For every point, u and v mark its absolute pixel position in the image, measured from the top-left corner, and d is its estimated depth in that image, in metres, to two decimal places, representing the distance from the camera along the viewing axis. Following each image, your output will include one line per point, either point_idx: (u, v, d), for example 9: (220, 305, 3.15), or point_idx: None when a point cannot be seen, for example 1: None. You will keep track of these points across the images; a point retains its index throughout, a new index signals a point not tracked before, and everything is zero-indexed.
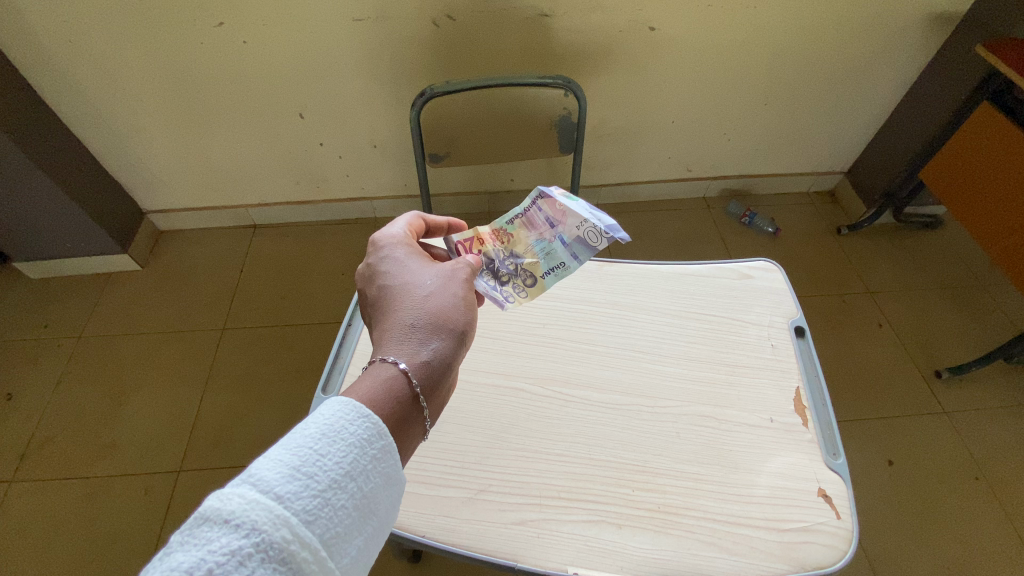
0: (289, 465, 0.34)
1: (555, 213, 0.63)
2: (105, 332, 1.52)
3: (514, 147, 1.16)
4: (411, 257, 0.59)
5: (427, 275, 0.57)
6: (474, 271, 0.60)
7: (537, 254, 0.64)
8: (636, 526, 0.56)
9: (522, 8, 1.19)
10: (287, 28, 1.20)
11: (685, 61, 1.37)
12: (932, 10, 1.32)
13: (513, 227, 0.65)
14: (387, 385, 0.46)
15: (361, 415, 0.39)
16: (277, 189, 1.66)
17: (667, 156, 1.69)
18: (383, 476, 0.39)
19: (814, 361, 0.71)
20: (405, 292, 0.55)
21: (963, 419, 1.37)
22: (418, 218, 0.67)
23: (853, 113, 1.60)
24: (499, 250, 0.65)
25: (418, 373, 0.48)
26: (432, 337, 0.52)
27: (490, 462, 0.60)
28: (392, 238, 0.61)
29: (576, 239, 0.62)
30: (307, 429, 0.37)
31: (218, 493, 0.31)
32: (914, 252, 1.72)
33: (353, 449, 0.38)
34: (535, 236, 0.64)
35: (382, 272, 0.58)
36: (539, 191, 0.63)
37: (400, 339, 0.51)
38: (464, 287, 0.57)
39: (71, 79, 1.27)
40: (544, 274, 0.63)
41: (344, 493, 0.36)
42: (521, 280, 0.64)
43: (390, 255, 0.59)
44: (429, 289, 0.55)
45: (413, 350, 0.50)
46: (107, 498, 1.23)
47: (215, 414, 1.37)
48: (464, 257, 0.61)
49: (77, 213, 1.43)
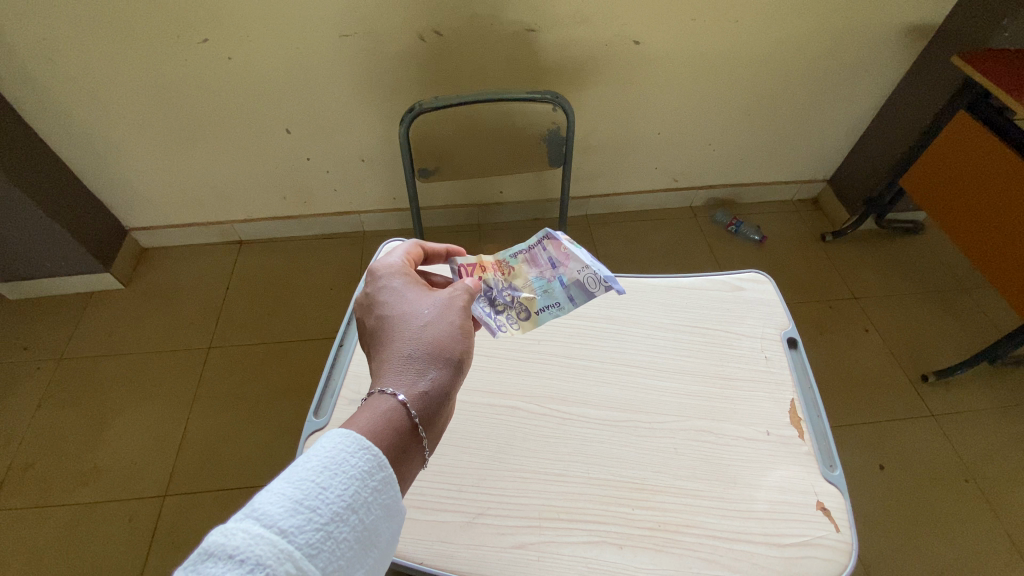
0: (291, 499, 0.33)
1: (558, 255, 0.64)
2: (87, 354, 1.48)
3: (503, 161, 1.16)
4: (409, 286, 0.58)
5: (425, 304, 0.56)
6: (473, 297, 0.59)
7: (534, 289, 0.64)
8: (637, 545, 0.55)
9: (508, 23, 1.20)
10: (273, 44, 1.19)
11: (670, 74, 1.39)
12: (908, 21, 1.35)
13: (516, 261, 0.65)
14: (387, 417, 0.45)
15: (361, 447, 0.38)
16: (264, 204, 1.64)
17: (653, 167, 1.71)
18: (384, 507, 0.38)
19: (808, 372, 0.71)
20: (403, 321, 0.54)
21: (950, 422, 1.39)
22: (417, 246, 0.66)
23: (836, 120, 1.63)
24: (499, 279, 0.65)
25: (416, 404, 0.47)
26: (429, 367, 0.51)
27: (487, 485, 0.59)
28: (389, 268, 0.60)
29: (575, 282, 0.63)
30: (308, 462, 0.36)
31: (221, 528, 0.30)
32: (897, 258, 1.75)
33: (354, 481, 0.36)
34: (535, 273, 0.65)
35: (379, 302, 0.57)
36: (547, 232, 0.64)
37: (397, 370, 0.50)
38: (462, 315, 0.56)
39: (50, 96, 1.24)
40: (539, 310, 0.64)
41: (345, 525, 0.35)
42: (515, 311, 0.64)
43: (389, 285, 0.58)
44: (427, 319, 0.54)
45: (411, 381, 0.49)
46: (90, 526, 1.19)
47: (200, 437, 1.33)
48: (463, 282, 0.60)
49: (57, 231, 1.39)
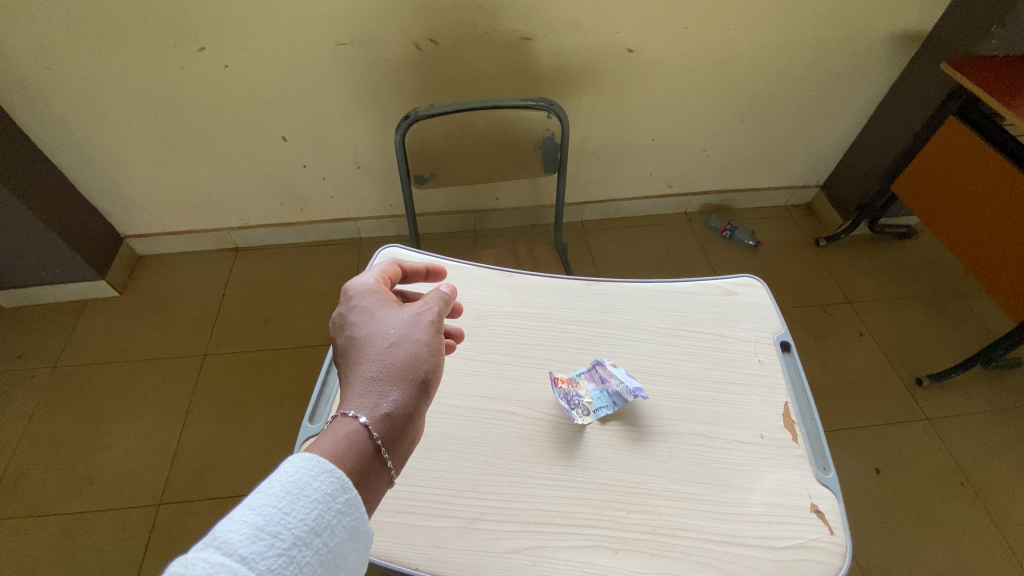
0: (253, 525, 0.33)
1: (605, 372, 0.69)
2: (83, 362, 1.47)
3: (497, 168, 1.17)
4: (379, 306, 0.58)
5: (392, 322, 0.55)
6: (444, 311, 0.58)
7: (592, 396, 0.67)
8: (633, 549, 0.55)
9: (503, 31, 1.21)
10: (269, 52, 1.20)
11: (662, 81, 1.41)
12: (897, 29, 1.38)
13: (580, 378, 0.69)
14: (348, 440, 0.45)
15: (325, 470, 0.38)
16: (259, 212, 1.65)
17: (647, 173, 1.72)
18: (349, 529, 0.38)
19: (801, 375, 0.72)
20: (368, 342, 0.54)
21: (944, 425, 1.40)
22: (394, 265, 0.66)
23: (827, 126, 1.65)
24: (572, 389, 0.68)
25: (379, 425, 0.47)
26: (392, 388, 0.50)
27: (482, 490, 0.59)
28: (361, 287, 0.60)
29: (617, 392, 0.67)
30: (271, 486, 0.35)
31: (181, 559, 0.30)
32: (890, 263, 1.76)
33: (318, 504, 0.36)
34: (594, 386, 0.68)
35: (350, 322, 0.57)
36: (598, 359, 0.71)
37: (361, 392, 0.49)
38: (430, 331, 0.55)
39: (46, 104, 1.25)
40: (595, 409, 0.65)
41: (310, 549, 0.34)
42: (581, 410, 0.66)
43: (359, 304, 0.58)
44: (393, 338, 0.54)
45: (374, 402, 0.48)
46: (84, 535, 1.19)
47: (196, 446, 1.33)
48: (436, 293, 0.59)
49: (52, 239, 1.39)
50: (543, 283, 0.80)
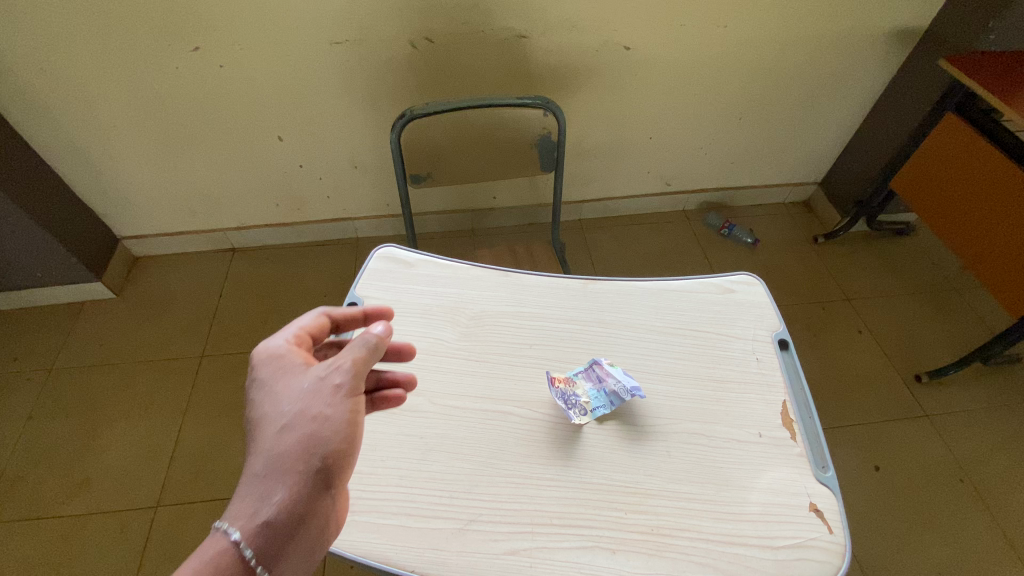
0: None
1: (602, 372, 0.68)
2: (80, 364, 1.47)
3: (494, 166, 1.16)
4: (281, 375, 0.51)
5: (288, 400, 0.49)
6: (351, 378, 0.50)
7: (590, 395, 0.66)
8: (631, 549, 0.55)
9: (499, 29, 1.20)
10: (264, 52, 1.20)
11: (660, 79, 1.40)
12: (895, 25, 1.37)
13: (577, 377, 0.69)
14: (213, 566, 0.41)
15: None
16: (256, 212, 1.64)
17: (645, 171, 1.72)
18: None
19: (800, 373, 0.72)
20: (261, 425, 0.48)
21: (944, 422, 1.39)
22: (319, 316, 0.59)
23: (826, 122, 1.64)
24: (569, 388, 0.67)
25: (253, 539, 0.42)
26: (276, 487, 0.45)
27: (478, 491, 0.58)
28: (265, 352, 0.53)
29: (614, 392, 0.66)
30: None
31: None
32: (889, 259, 1.76)
33: None
34: (592, 385, 0.67)
35: (250, 394, 0.51)
36: (595, 358, 0.70)
37: (243, 492, 0.45)
38: (330, 406, 0.48)
39: (41, 106, 1.24)
40: (592, 408, 0.65)
41: None
42: (579, 410, 0.65)
43: (260, 373, 0.52)
44: (285, 421, 0.48)
45: (252, 509, 0.44)
46: (82, 538, 1.18)
47: (193, 448, 1.32)
48: (341, 355, 0.51)
49: (48, 241, 1.39)
50: (539, 282, 0.80)
